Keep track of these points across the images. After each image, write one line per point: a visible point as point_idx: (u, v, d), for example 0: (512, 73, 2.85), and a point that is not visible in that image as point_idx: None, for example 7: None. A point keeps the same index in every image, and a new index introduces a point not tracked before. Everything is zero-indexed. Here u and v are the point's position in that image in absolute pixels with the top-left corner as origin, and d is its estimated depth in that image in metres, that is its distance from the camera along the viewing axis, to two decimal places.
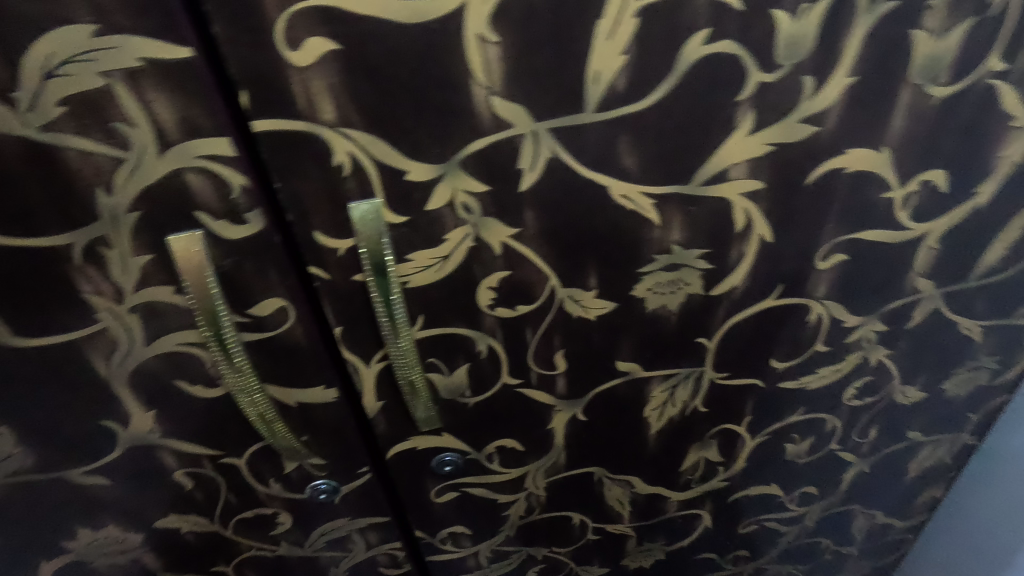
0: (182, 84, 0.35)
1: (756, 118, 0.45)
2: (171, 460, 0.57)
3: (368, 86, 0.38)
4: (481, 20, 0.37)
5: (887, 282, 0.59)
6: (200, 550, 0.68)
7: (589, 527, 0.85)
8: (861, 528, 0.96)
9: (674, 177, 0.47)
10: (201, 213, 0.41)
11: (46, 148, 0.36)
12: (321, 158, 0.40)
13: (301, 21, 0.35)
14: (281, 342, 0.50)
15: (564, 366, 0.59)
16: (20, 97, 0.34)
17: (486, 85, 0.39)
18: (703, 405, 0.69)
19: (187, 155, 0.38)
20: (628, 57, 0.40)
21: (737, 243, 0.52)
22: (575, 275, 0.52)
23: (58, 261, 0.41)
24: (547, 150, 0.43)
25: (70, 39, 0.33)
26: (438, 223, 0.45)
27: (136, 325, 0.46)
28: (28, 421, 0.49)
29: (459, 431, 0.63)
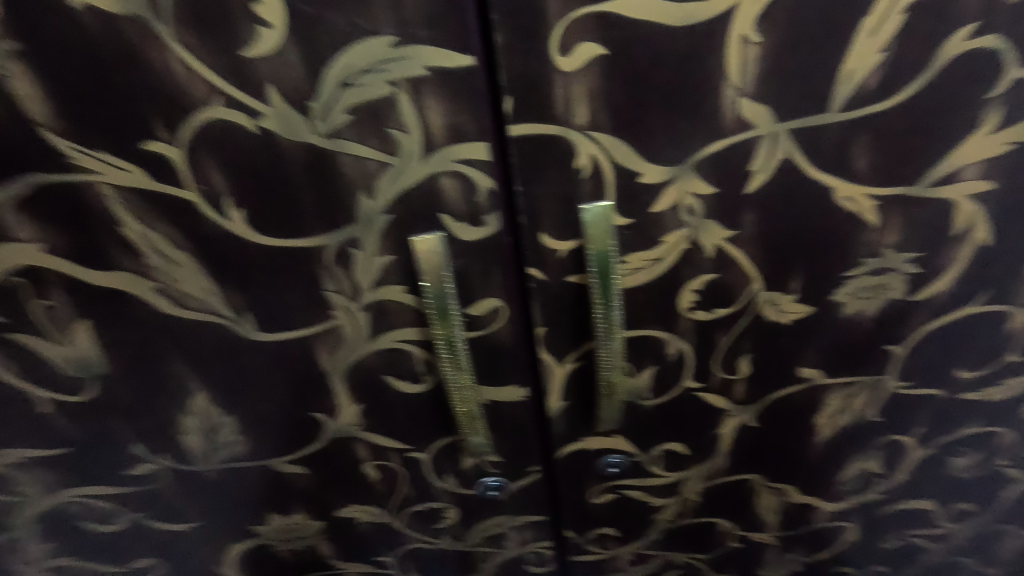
0: (460, 92, 0.37)
1: (1004, 115, 0.43)
2: (363, 452, 0.58)
3: (626, 88, 0.38)
4: (748, 21, 0.37)
5: None
6: (369, 541, 0.69)
7: (732, 534, 0.83)
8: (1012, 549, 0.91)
9: (903, 178, 0.45)
10: (446, 216, 0.42)
11: (323, 153, 0.38)
12: (566, 161, 0.41)
13: (580, 26, 0.36)
14: (489, 341, 0.50)
15: (747, 371, 0.59)
16: (314, 105, 0.37)
17: (738, 86, 0.39)
18: (877, 414, 0.67)
19: (447, 159, 0.39)
20: (885, 55, 0.39)
21: (952, 248, 0.50)
22: (779, 280, 0.51)
23: (310, 261, 0.43)
24: (783, 152, 0.42)
25: (368, 49, 0.35)
26: (660, 225, 0.45)
27: (363, 322, 0.47)
28: (252, 410, 0.52)
29: (630, 433, 0.63)
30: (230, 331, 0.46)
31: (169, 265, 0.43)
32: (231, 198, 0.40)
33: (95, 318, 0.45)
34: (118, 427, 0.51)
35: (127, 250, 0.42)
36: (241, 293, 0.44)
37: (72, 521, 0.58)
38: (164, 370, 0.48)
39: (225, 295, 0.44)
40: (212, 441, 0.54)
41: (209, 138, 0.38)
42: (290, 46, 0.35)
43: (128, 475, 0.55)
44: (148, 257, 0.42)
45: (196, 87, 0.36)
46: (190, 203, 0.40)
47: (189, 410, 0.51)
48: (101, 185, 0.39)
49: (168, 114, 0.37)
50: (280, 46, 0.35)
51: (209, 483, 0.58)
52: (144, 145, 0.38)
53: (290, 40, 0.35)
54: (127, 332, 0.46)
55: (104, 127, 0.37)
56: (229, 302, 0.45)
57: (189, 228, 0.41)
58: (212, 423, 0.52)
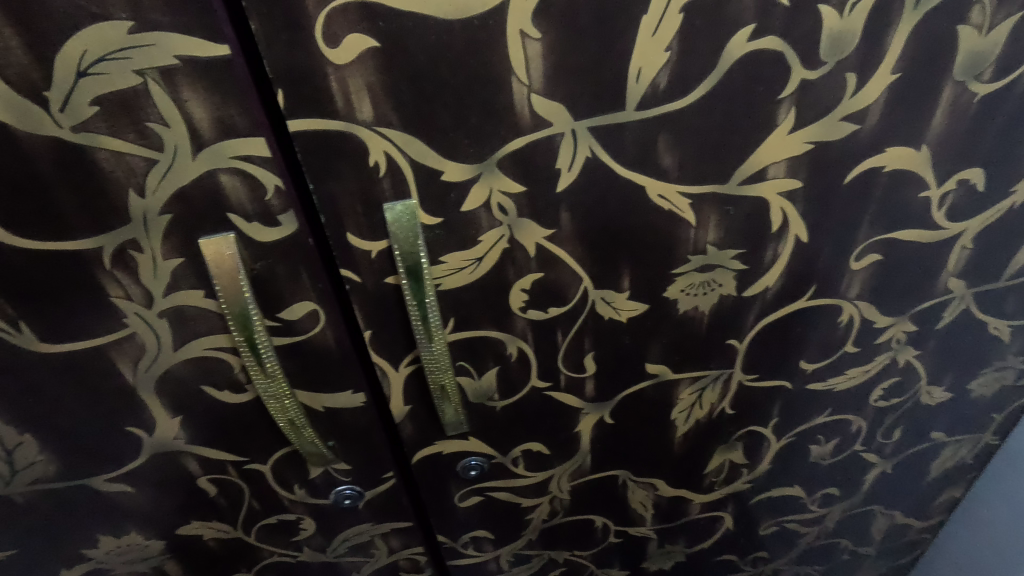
0: (221, 85, 0.34)
1: (798, 116, 0.44)
2: (195, 466, 0.55)
3: (408, 83, 0.36)
4: (525, 16, 0.36)
5: (917, 280, 0.59)
6: (222, 558, 0.66)
7: (611, 530, 0.84)
8: (880, 529, 0.96)
9: (711, 176, 0.46)
10: (235, 216, 0.39)
11: (77, 148, 0.35)
12: (357, 159, 0.39)
13: (343, 17, 0.34)
14: (309, 345, 0.48)
15: (594, 369, 0.59)
16: (52, 96, 0.33)
17: (526, 82, 0.38)
18: (730, 407, 0.69)
19: (223, 156, 0.37)
20: (671, 53, 0.39)
21: (773, 243, 0.52)
22: (608, 277, 0.51)
23: (87, 265, 0.40)
24: (585, 150, 0.42)
25: (104, 35, 0.32)
26: (472, 224, 0.44)
27: (163, 329, 0.44)
28: (54, 429, 0.48)
29: (485, 436, 0.63)
30: (10, 343, 0.43)
31: None
32: None
33: None
34: None
35: None
36: (13, 301, 0.41)
37: None
38: None
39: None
40: (14, 462, 0.50)
41: None
42: (8, 31, 0.31)
43: None
44: None
45: None
46: None
47: None
48: None
49: None
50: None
51: (20, 507, 0.54)
52: None
53: (6, 23, 0.31)
54: None
55: None
56: (1, 312, 0.41)
57: None
58: (8, 443, 0.48)
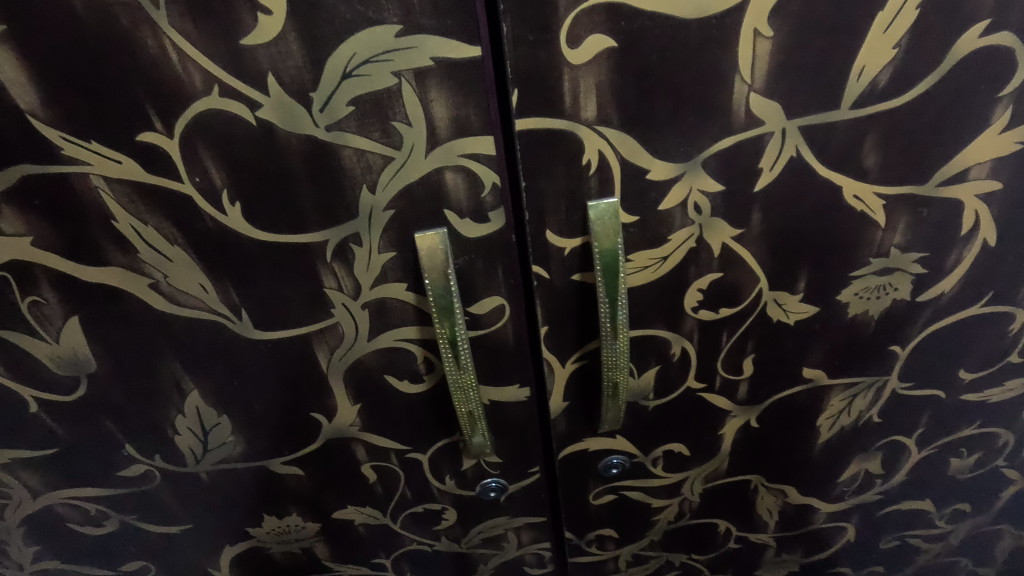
0: (466, 85, 0.35)
1: (1012, 114, 0.42)
2: (361, 452, 0.57)
3: (636, 83, 0.37)
4: (761, 14, 0.36)
5: None
6: (365, 543, 0.68)
7: (732, 535, 0.83)
8: (1008, 550, 0.92)
9: (910, 177, 0.45)
10: (449, 212, 0.40)
11: (323, 146, 0.37)
12: (572, 157, 0.39)
13: (589, 18, 0.34)
14: (489, 339, 0.49)
15: (752, 371, 0.58)
16: (315, 96, 0.35)
17: (749, 82, 0.38)
18: (878, 415, 0.67)
19: (450, 155, 0.38)
20: (899, 50, 0.38)
21: (959, 247, 0.50)
22: (785, 279, 0.50)
23: (311, 257, 0.41)
24: (792, 150, 0.42)
25: (372, 38, 0.33)
26: (666, 223, 0.44)
27: (363, 320, 0.46)
28: (249, 410, 0.51)
29: (632, 434, 0.63)
30: (227, 330, 0.45)
31: (164, 261, 0.41)
32: (228, 192, 0.38)
33: (87, 316, 0.43)
34: (110, 427, 0.50)
35: (119, 246, 0.40)
36: (239, 289, 0.43)
37: (62, 524, 0.57)
38: (159, 368, 0.47)
39: (221, 292, 0.43)
40: (207, 441, 0.53)
41: (206, 129, 0.36)
42: (291, 34, 0.33)
43: (119, 477, 0.54)
44: (142, 252, 0.40)
45: (193, 76, 0.34)
46: (187, 196, 0.38)
47: (183, 410, 0.50)
48: (91, 176, 0.37)
49: (164, 104, 0.35)
50: (281, 33, 0.33)
51: (202, 485, 0.57)
52: (138, 136, 0.36)
53: (291, 27, 0.33)
54: (122, 330, 0.44)
55: (94, 117, 0.35)
56: (226, 300, 0.43)
57: (185, 224, 0.39)
58: (206, 423, 0.51)
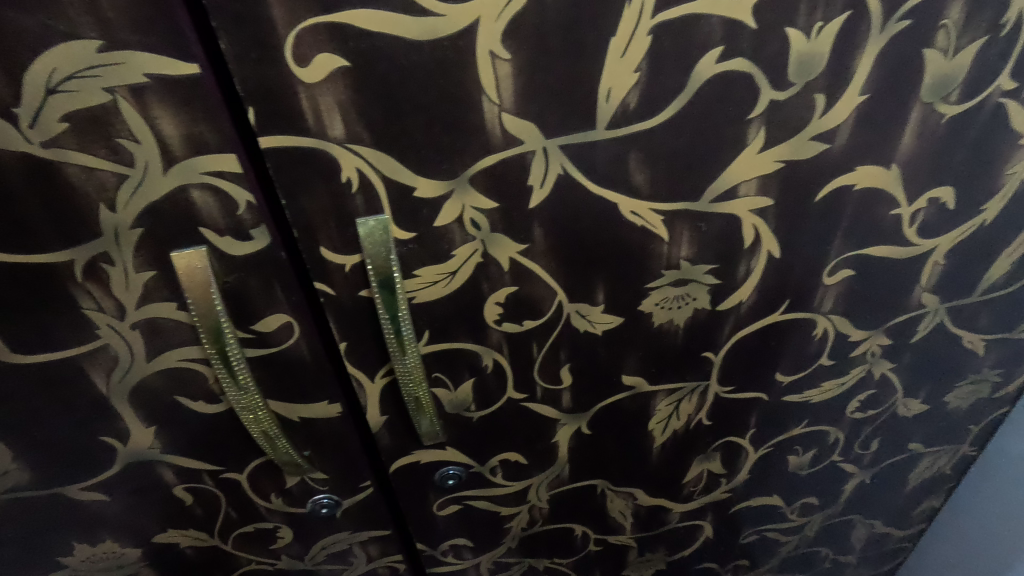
0: (190, 103, 0.34)
1: (768, 135, 0.44)
2: (170, 475, 0.55)
3: (379, 101, 0.37)
4: (494, 37, 0.36)
5: (891, 295, 0.60)
6: (198, 566, 0.66)
7: (591, 538, 0.84)
8: (860, 537, 0.97)
9: (683, 194, 0.46)
10: (206, 230, 0.40)
11: (44, 164, 0.35)
12: (329, 174, 0.39)
13: (312, 36, 0.34)
14: (283, 356, 0.48)
15: (571, 380, 0.59)
16: (21, 112, 0.33)
17: (497, 102, 0.38)
18: (708, 418, 0.69)
19: (193, 172, 0.37)
20: (640, 74, 0.39)
21: (745, 258, 0.53)
22: (583, 291, 0.51)
23: (59, 277, 0.40)
24: (557, 167, 0.42)
25: (72, 53, 0.32)
26: (445, 239, 0.44)
27: (136, 341, 0.44)
28: (26, 437, 0.48)
29: (462, 445, 0.63)
30: None
31: None
32: None
33: None
34: None
35: None
36: None
37: None
38: None
39: None
40: None
41: None
42: None
43: None
44: None
45: None
46: None
47: None
48: None
49: None
50: None
51: None
52: None
53: None
54: None
55: None
56: None
57: None
58: None
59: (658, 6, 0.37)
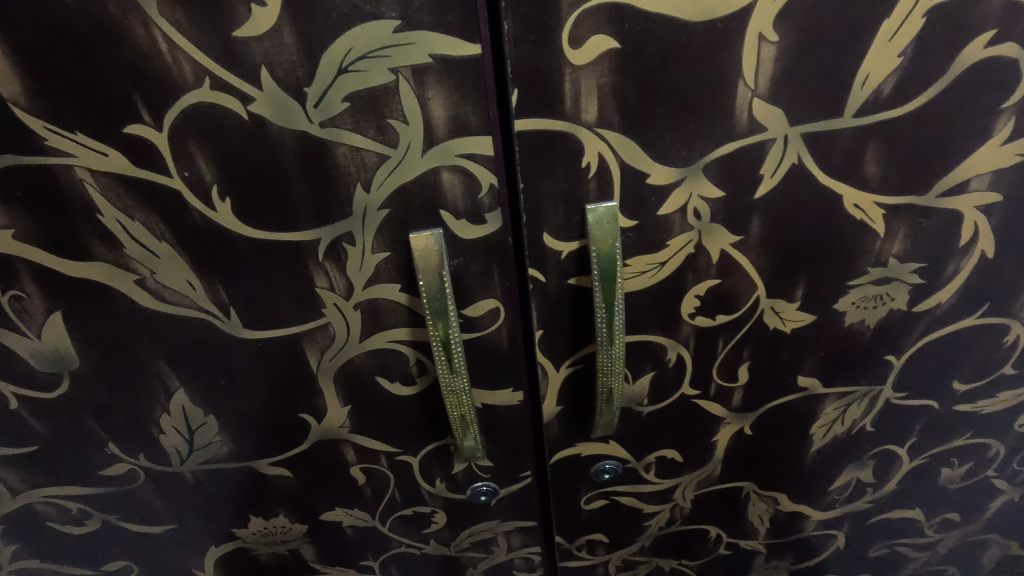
0: (465, 83, 0.34)
1: (1015, 126, 0.42)
2: (350, 454, 0.56)
3: (638, 85, 0.36)
4: (767, 19, 0.35)
5: None
6: (353, 545, 0.67)
7: (722, 541, 0.82)
8: (996, 559, 0.92)
9: (912, 187, 0.44)
10: (445, 212, 0.40)
11: (317, 143, 0.36)
12: (572, 159, 0.39)
13: (591, 18, 0.34)
14: (484, 343, 0.48)
15: (746, 378, 0.58)
16: (309, 91, 0.34)
17: (753, 87, 0.37)
18: (871, 424, 0.67)
19: (449, 153, 0.37)
20: (903, 59, 0.37)
21: (956, 258, 0.50)
22: (783, 287, 0.50)
23: (302, 255, 0.40)
24: (794, 156, 0.41)
25: (370, 32, 0.32)
26: (665, 229, 0.44)
27: (354, 320, 0.45)
28: (235, 409, 0.50)
29: (624, 440, 0.62)
30: (213, 328, 0.44)
31: (151, 257, 0.40)
32: (217, 187, 0.37)
33: (71, 311, 0.42)
34: (93, 425, 0.49)
35: (103, 242, 0.39)
36: (227, 287, 0.42)
37: (42, 521, 0.56)
38: (144, 366, 0.46)
39: (209, 290, 0.42)
40: (193, 441, 0.51)
41: (196, 122, 0.35)
42: (285, 25, 0.32)
43: (102, 475, 0.53)
44: (129, 248, 0.39)
45: (183, 68, 0.33)
46: (175, 192, 0.37)
47: (168, 408, 0.49)
48: (77, 170, 0.36)
49: (151, 95, 0.34)
50: (273, 23, 0.32)
51: (186, 485, 0.55)
52: (125, 128, 0.35)
53: (284, 18, 0.32)
54: (106, 326, 0.43)
55: (79, 107, 0.34)
56: (214, 298, 0.42)
57: (173, 219, 0.38)
58: (192, 422, 0.50)
59: None
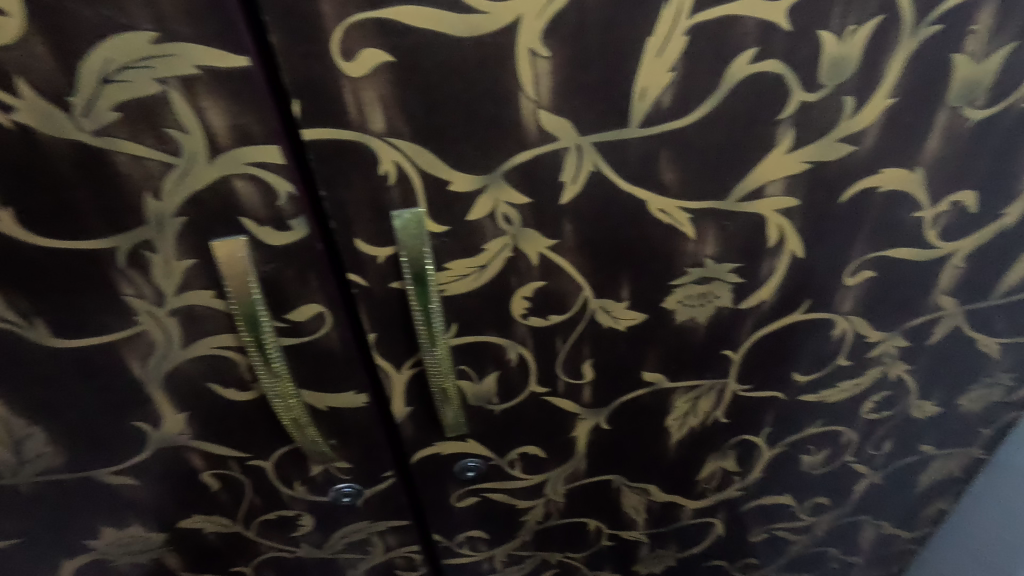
0: (238, 94, 0.35)
1: (797, 136, 0.45)
2: (198, 460, 0.56)
3: (419, 98, 0.38)
4: (535, 35, 0.37)
5: (910, 297, 0.60)
6: (221, 552, 0.67)
7: (604, 533, 0.85)
8: (869, 539, 0.97)
9: (710, 192, 0.47)
10: (246, 220, 0.40)
11: (96, 152, 0.36)
12: (368, 167, 0.40)
13: (359, 32, 0.35)
14: (315, 347, 0.49)
15: (592, 375, 0.60)
16: (75, 101, 0.34)
17: (534, 98, 0.39)
18: (724, 415, 0.70)
19: (237, 162, 0.38)
20: (675, 74, 0.40)
21: (769, 258, 0.53)
22: (608, 288, 0.52)
23: (103, 263, 0.41)
24: (590, 164, 0.43)
25: (128, 44, 0.33)
26: (477, 233, 0.45)
27: (173, 327, 0.45)
28: (60, 421, 0.49)
29: (483, 437, 0.64)
30: (22, 337, 0.43)
31: None
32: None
33: None
34: None
35: None
36: (28, 296, 0.41)
37: None
38: None
39: (10, 299, 0.41)
40: (22, 453, 0.51)
41: None
42: (35, 37, 0.32)
43: None
44: None
45: None
46: None
47: None
48: None
49: None
50: (22, 34, 0.32)
51: (26, 498, 0.54)
52: None
53: (33, 30, 0.32)
54: None
55: None
56: (17, 307, 0.42)
57: None
58: (16, 434, 0.49)
59: (697, 7, 0.37)
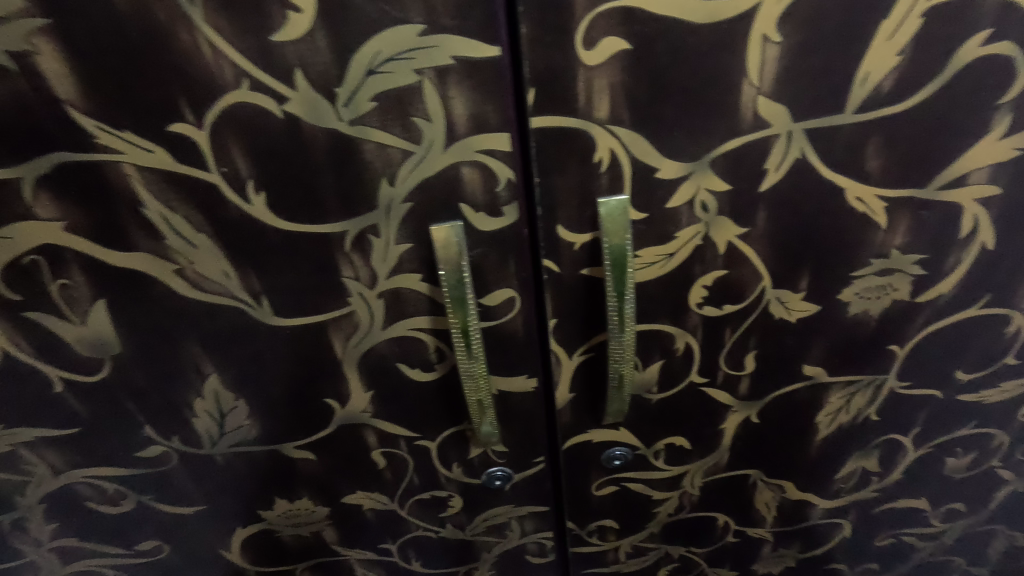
0: (484, 83, 0.37)
1: (1012, 121, 0.44)
2: (371, 439, 0.58)
3: (647, 85, 0.39)
4: (770, 20, 0.38)
5: None
6: (371, 530, 0.69)
7: (731, 529, 0.81)
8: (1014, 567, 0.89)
9: (911, 179, 0.46)
10: (465, 205, 0.42)
11: (348, 139, 0.39)
12: (584, 154, 0.41)
13: (605, 21, 0.36)
14: (500, 331, 0.51)
15: (753, 367, 0.59)
16: (341, 91, 0.37)
17: (756, 85, 0.40)
18: (876, 414, 0.67)
19: (469, 149, 0.40)
20: (903, 57, 0.40)
21: (958, 250, 0.51)
22: (788, 278, 0.52)
23: (331, 246, 0.43)
24: (798, 151, 0.43)
25: (397, 37, 0.35)
26: (674, 220, 0.46)
27: (378, 309, 0.47)
28: (263, 394, 0.52)
29: (634, 427, 0.64)
30: (246, 316, 0.47)
31: (189, 247, 0.43)
32: (253, 182, 0.40)
33: (113, 299, 0.45)
34: (131, 408, 0.52)
35: (148, 232, 0.42)
36: (259, 276, 0.44)
37: (81, 502, 0.59)
38: (180, 351, 0.48)
39: (244, 279, 0.45)
40: (224, 424, 0.54)
41: (236, 119, 0.38)
42: (320, 32, 0.35)
43: (138, 457, 0.56)
44: (170, 239, 0.42)
45: (224, 71, 0.36)
46: (213, 187, 0.40)
47: (201, 393, 0.51)
48: (124, 165, 0.39)
49: (195, 96, 0.37)
50: (310, 31, 0.35)
51: (217, 468, 0.58)
52: (170, 126, 0.38)
53: (320, 26, 0.35)
54: (144, 313, 0.46)
55: (128, 107, 0.37)
56: (248, 286, 0.45)
57: (211, 211, 0.41)
58: (223, 406, 0.53)
59: None
